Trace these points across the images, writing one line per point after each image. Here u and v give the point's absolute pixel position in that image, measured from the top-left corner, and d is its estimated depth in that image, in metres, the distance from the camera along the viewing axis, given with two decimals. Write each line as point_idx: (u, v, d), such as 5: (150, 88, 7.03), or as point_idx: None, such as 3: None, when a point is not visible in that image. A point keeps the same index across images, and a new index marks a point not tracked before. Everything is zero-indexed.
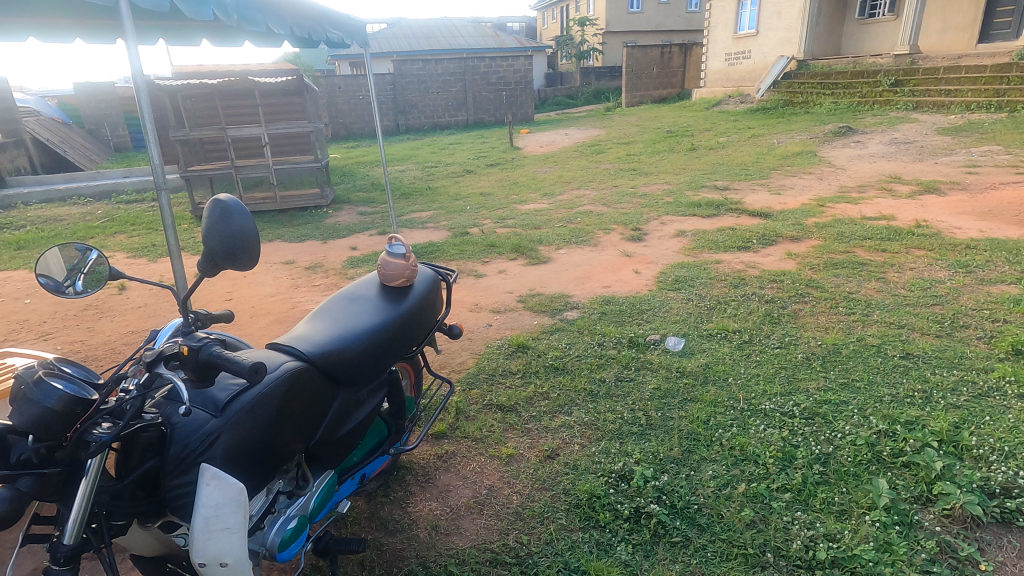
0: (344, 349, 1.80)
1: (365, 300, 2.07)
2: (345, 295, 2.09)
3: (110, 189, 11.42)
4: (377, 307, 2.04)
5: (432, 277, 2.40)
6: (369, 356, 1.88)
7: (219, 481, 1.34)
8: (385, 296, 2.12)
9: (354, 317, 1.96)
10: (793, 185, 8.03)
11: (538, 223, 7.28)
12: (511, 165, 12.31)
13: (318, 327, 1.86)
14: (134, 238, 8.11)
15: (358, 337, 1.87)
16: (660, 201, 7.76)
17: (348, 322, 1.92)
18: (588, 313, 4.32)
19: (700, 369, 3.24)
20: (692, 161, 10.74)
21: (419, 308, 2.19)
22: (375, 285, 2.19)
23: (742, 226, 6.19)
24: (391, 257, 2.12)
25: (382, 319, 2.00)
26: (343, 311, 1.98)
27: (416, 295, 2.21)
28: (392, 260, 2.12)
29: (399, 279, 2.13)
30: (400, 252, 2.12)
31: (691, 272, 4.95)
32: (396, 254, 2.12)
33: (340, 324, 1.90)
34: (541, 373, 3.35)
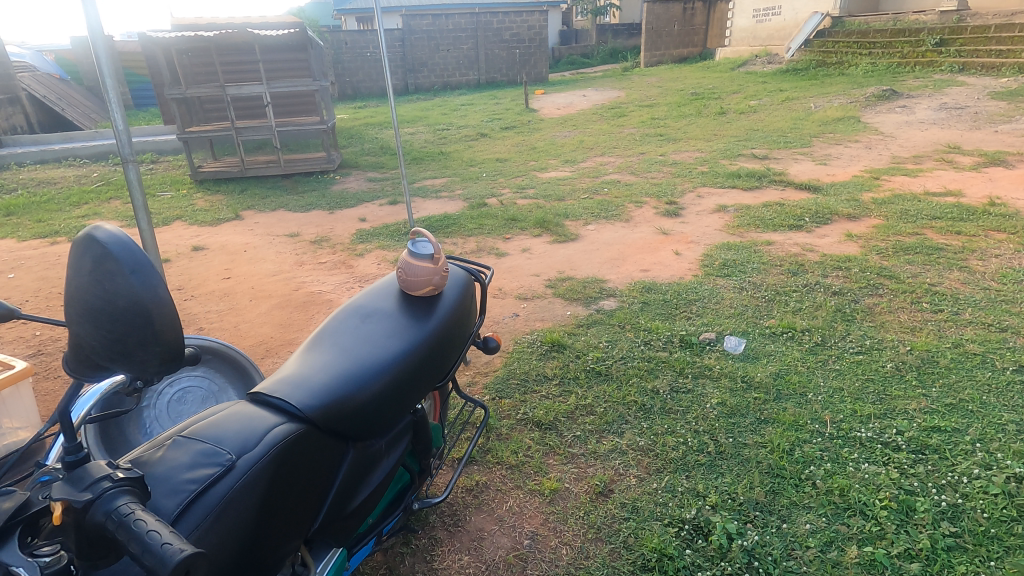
0: (354, 391, 1.33)
1: (380, 315, 1.59)
2: (355, 308, 1.61)
3: (107, 150, 10.89)
4: (397, 326, 1.56)
5: (466, 280, 1.90)
6: (388, 396, 1.41)
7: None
8: (408, 309, 1.64)
9: (367, 342, 1.48)
10: (839, 154, 7.35)
11: (562, 193, 6.69)
12: (527, 128, 11.60)
13: (318, 359, 1.40)
14: (130, 204, 7.61)
15: (373, 372, 1.40)
16: (694, 171, 7.13)
17: (359, 350, 1.45)
18: (628, 303, 3.82)
19: (771, 381, 2.75)
20: (724, 126, 10.00)
21: (451, 324, 1.70)
22: (395, 292, 1.70)
23: (790, 201, 5.61)
24: (415, 259, 1.63)
25: (404, 342, 1.53)
26: (351, 333, 1.51)
27: (448, 306, 1.72)
28: (416, 263, 1.63)
29: (426, 287, 1.65)
30: (428, 254, 1.63)
31: (741, 256, 4.40)
32: (422, 254, 1.63)
33: (348, 354, 1.42)
34: (582, 381, 2.88)
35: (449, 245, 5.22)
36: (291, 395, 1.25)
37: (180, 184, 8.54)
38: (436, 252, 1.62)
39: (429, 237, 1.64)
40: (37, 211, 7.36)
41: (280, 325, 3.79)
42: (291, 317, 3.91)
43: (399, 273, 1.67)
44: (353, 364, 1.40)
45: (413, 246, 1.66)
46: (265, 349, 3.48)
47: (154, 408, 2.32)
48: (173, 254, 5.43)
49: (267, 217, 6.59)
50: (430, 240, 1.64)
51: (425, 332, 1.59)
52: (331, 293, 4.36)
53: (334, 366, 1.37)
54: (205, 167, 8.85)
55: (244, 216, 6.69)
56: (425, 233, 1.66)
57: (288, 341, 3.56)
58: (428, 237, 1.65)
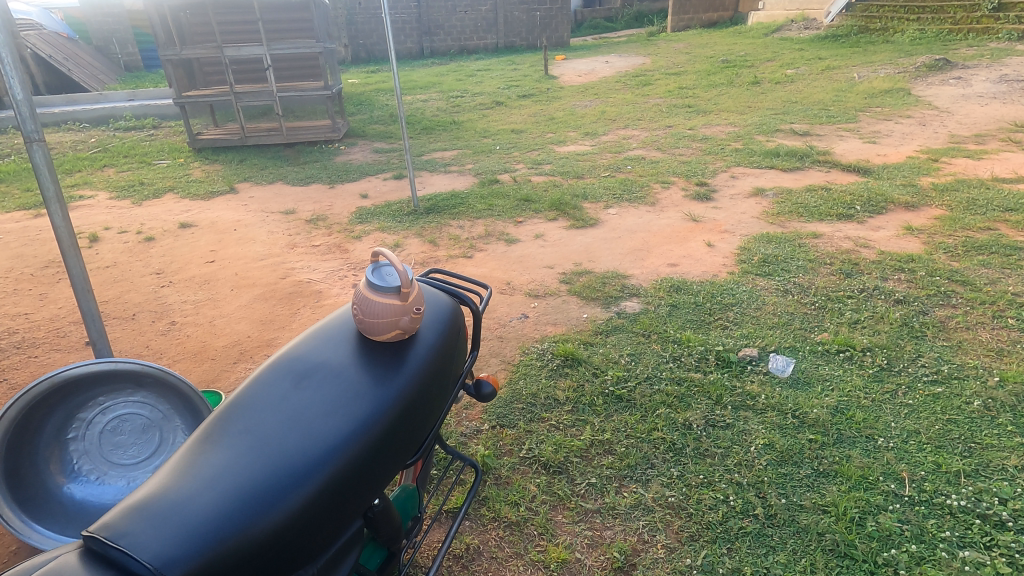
0: (252, 521, 0.95)
1: (319, 378, 1.15)
2: (288, 361, 1.19)
3: (107, 114, 10.46)
4: (339, 399, 1.11)
5: (450, 312, 1.43)
6: (310, 518, 1.00)
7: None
8: (363, 365, 1.18)
9: (288, 430, 1.05)
10: (890, 132, 6.65)
11: (580, 170, 6.12)
12: (546, 97, 10.90)
13: (213, 463, 1.00)
14: (124, 173, 7.20)
15: (285, 487, 0.99)
16: (727, 148, 6.49)
17: (273, 445, 1.03)
18: (653, 307, 3.33)
19: (829, 417, 2.27)
20: (758, 97, 9.23)
21: (428, 380, 1.25)
22: (350, 335, 1.25)
23: (837, 185, 5.02)
24: (374, 293, 1.17)
25: (345, 426, 1.08)
26: (270, 411, 1.08)
27: (422, 356, 1.25)
28: (374, 299, 1.17)
29: (392, 330, 1.18)
30: (391, 285, 1.17)
31: (783, 251, 3.87)
32: (383, 286, 1.17)
33: (256, 454, 1.02)
34: (600, 408, 2.44)
35: (454, 228, 4.74)
36: (152, 540, 0.88)
37: (178, 152, 8.10)
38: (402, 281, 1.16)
39: (394, 259, 1.19)
40: (28, 180, 6.99)
41: (261, 321, 3.38)
42: (273, 312, 3.49)
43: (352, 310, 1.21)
44: (258, 474, 0.99)
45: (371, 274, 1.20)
46: (239, 350, 3.08)
47: (81, 441, 1.92)
48: (158, 232, 5.02)
49: (264, 191, 6.15)
50: (394, 262, 1.19)
51: (380, 405, 1.13)
52: (321, 282, 3.93)
53: (228, 481, 0.97)
54: (204, 134, 8.39)
55: (239, 189, 6.25)
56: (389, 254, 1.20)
57: (266, 342, 3.14)
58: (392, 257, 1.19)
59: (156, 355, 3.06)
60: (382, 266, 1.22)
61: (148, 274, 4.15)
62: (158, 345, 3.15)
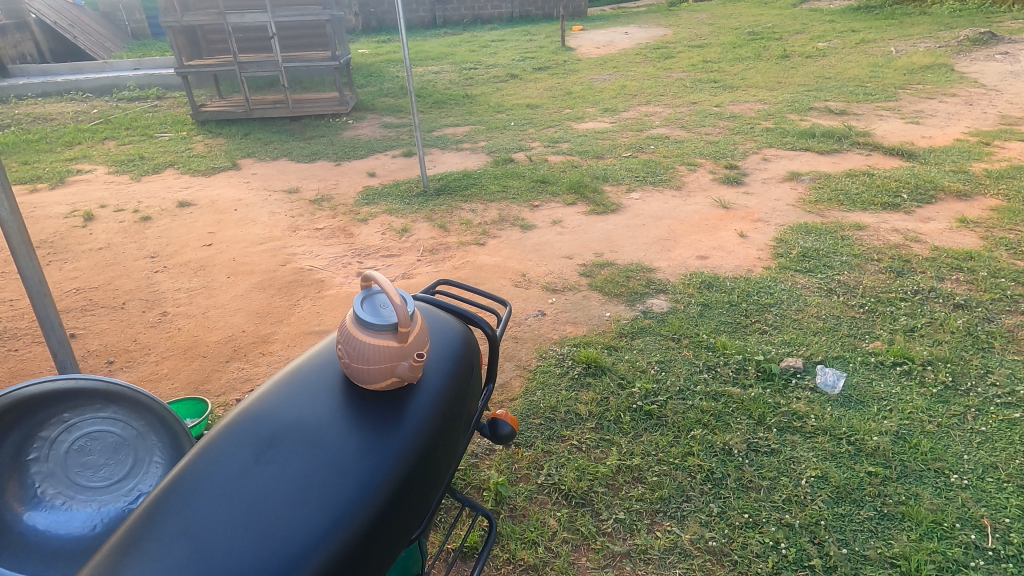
0: None
1: (290, 446, 0.96)
2: (254, 422, 1.00)
3: (111, 83, 10.15)
4: (314, 475, 0.92)
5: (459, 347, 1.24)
6: None
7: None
8: (348, 428, 1.00)
9: (246, 519, 0.86)
10: (934, 112, 6.19)
11: (600, 150, 5.76)
12: (562, 70, 10.41)
13: (147, 567, 0.80)
14: (125, 147, 6.92)
15: None
16: (757, 127, 6.09)
17: (228, 541, 0.84)
18: (683, 305, 3.05)
19: (891, 446, 2.01)
20: (789, 72, 8.71)
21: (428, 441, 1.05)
22: (335, 387, 1.07)
23: (880, 170, 4.64)
24: (365, 333, 0.99)
25: (320, 512, 0.89)
26: (224, 493, 0.89)
27: (422, 411, 1.06)
28: (365, 340, 0.99)
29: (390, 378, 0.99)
30: (384, 324, 0.98)
31: (825, 244, 3.54)
32: (375, 326, 0.98)
33: (205, 555, 0.82)
34: (628, 426, 2.19)
35: (467, 212, 4.46)
36: None
37: (181, 125, 7.80)
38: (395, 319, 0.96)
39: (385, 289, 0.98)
40: (26, 152, 6.74)
41: (258, 313, 3.14)
42: (270, 303, 3.24)
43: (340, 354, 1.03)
44: None
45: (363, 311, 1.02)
46: (233, 347, 2.84)
47: (44, 463, 1.63)
48: (155, 212, 4.77)
49: (267, 167, 5.87)
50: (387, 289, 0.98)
51: (366, 482, 0.94)
52: (323, 270, 3.67)
53: None
54: (208, 105, 8.07)
55: (242, 165, 5.97)
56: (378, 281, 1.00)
57: (262, 337, 2.91)
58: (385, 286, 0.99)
59: (143, 351, 2.83)
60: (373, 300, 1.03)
61: (141, 257, 3.91)
62: (146, 339, 2.92)
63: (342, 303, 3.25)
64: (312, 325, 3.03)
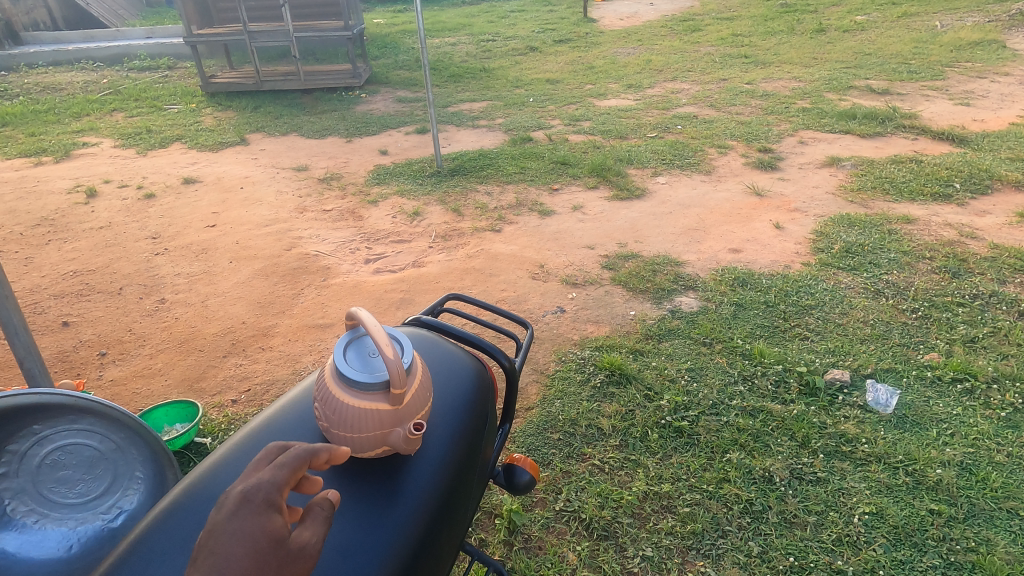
0: None
1: None
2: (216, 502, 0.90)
3: (122, 53, 9.92)
4: None
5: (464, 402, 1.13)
6: None
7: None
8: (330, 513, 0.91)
9: None
10: (985, 92, 5.77)
11: (624, 129, 5.44)
12: (584, 42, 9.97)
13: None
14: (133, 119, 6.74)
15: None
16: (793, 106, 5.72)
17: None
18: (714, 304, 2.81)
19: (956, 480, 1.78)
20: (826, 47, 8.21)
21: (418, 527, 0.95)
22: None
23: (928, 156, 4.30)
24: (354, 396, 0.90)
25: None
26: None
27: (424, 483, 0.99)
28: (355, 404, 0.90)
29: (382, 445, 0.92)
30: (378, 387, 0.90)
31: (870, 238, 3.25)
32: (368, 389, 0.90)
33: None
34: (655, 445, 1.99)
35: (482, 195, 4.22)
36: None
37: (191, 97, 7.58)
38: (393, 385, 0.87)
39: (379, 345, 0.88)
40: (33, 123, 6.59)
41: (260, 303, 2.97)
42: (273, 292, 3.07)
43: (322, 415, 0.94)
44: None
45: (352, 368, 0.92)
46: (231, 340, 2.67)
47: (14, 478, 1.38)
48: (160, 189, 4.59)
49: (277, 143, 5.65)
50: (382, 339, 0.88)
51: None
52: (330, 256, 3.48)
53: None
54: (218, 77, 7.83)
55: (250, 141, 5.76)
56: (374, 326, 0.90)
57: (262, 331, 2.73)
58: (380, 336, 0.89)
59: (137, 342, 2.67)
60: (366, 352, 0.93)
61: (143, 238, 3.75)
62: (142, 330, 2.75)
63: (348, 294, 3.07)
64: (316, 317, 2.85)
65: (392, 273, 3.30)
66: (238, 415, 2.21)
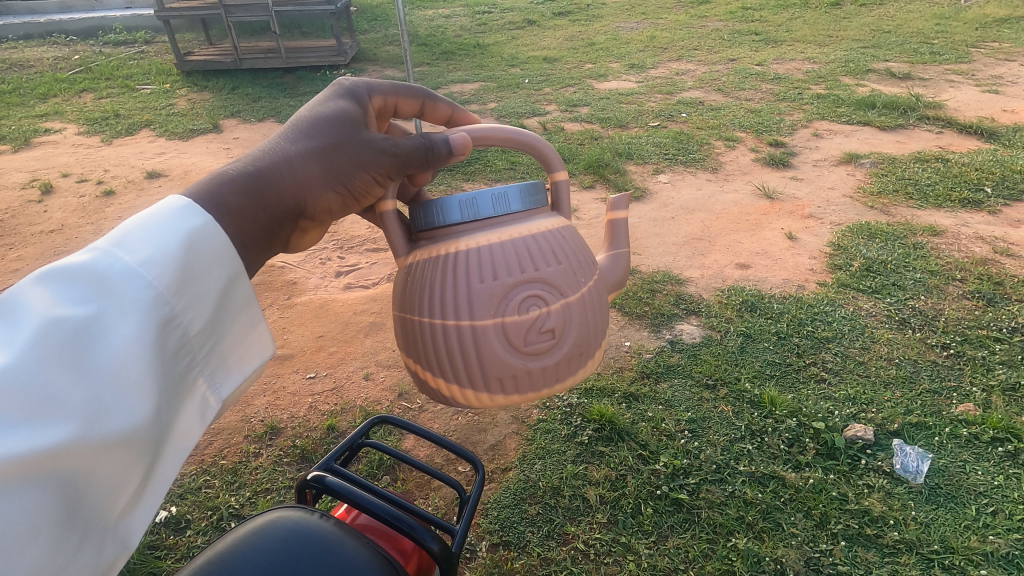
0: None
1: None
2: None
3: (97, 25, 9.38)
4: None
5: None
6: None
7: (138, 237, 0.72)
8: None
9: None
10: (1015, 78, 5.43)
11: (624, 117, 5.05)
12: (585, 15, 9.42)
13: None
14: (102, 101, 6.33)
15: None
16: (807, 93, 5.32)
17: None
18: (720, 334, 2.50)
19: None
20: (842, 23, 7.71)
21: None
22: None
23: (954, 154, 3.95)
24: (520, 209, 1.11)
25: None
26: None
27: None
28: (537, 220, 1.12)
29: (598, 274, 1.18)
30: (531, 191, 1.12)
31: (892, 253, 2.93)
32: (532, 188, 1.12)
33: None
34: (650, 524, 1.72)
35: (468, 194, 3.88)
36: None
37: (165, 76, 7.14)
38: (559, 161, 1.16)
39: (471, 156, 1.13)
40: None
41: None
42: None
43: (521, 272, 1.05)
44: None
45: (483, 201, 1.08)
46: None
47: None
48: (120, 183, 4.25)
49: (252, 131, 5.28)
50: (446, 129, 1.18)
51: None
52: (298, 269, 3.17)
53: None
54: (194, 53, 7.37)
55: (223, 127, 5.38)
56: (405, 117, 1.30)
57: None
58: (424, 97, 1.28)
59: None
60: (429, 157, 1.09)
61: None
62: None
63: (314, 317, 2.78)
64: (275, 348, 2.57)
65: (364, 289, 2.99)
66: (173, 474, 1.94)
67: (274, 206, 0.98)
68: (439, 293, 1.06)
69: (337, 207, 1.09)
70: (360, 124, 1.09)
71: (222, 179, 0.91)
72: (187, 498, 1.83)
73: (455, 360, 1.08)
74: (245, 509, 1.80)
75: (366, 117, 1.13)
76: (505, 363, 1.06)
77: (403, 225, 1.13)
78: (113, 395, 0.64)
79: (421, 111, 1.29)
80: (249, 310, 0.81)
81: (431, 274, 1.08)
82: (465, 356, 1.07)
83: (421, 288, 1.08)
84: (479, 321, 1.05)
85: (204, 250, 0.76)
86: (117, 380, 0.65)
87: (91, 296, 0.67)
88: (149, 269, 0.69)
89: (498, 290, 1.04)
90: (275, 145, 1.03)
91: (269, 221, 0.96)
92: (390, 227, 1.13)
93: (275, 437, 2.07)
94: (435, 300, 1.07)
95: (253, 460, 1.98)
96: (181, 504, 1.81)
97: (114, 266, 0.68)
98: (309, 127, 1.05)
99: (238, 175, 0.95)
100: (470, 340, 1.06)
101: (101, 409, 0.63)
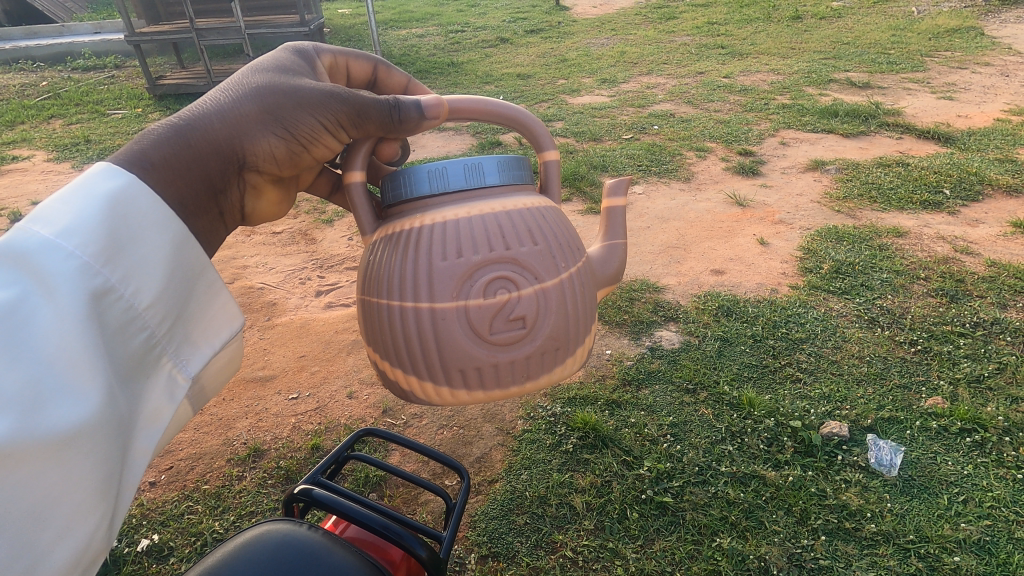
0: None
1: None
2: None
3: (65, 51, 9.25)
4: None
5: None
6: None
7: (56, 209, 0.70)
8: None
9: None
10: (967, 85, 5.69)
11: (598, 131, 5.15)
12: (557, 32, 9.62)
13: None
14: (72, 127, 6.24)
15: None
16: (772, 103, 5.50)
17: None
18: (698, 339, 2.55)
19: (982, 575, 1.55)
20: (803, 36, 7.99)
21: None
22: None
23: (914, 158, 4.12)
24: (497, 183, 1.14)
25: None
26: None
27: None
28: (515, 196, 1.15)
29: (582, 264, 1.20)
30: (506, 164, 1.16)
31: (859, 255, 3.03)
32: (513, 162, 1.17)
33: None
34: (636, 529, 1.74)
35: None
36: None
37: (137, 100, 7.07)
38: (548, 137, 1.21)
39: (441, 121, 1.16)
40: None
41: None
42: None
43: (489, 252, 1.07)
44: None
45: (456, 172, 1.11)
46: None
47: None
48: None
49: None
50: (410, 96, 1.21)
51: None
52: (277, 290, 3.18)
53: None
54: (166, 78, 7.34)
55: None
56: (360, 86, 1.37)
57: None
58: (377, 63, 1.34)
59: None
60: (393, 115, 1.10)
61: None
62: None
63: (294, 337, 2.77)
64: (255, 370, 2.55)
65: (345, 307, 2.99)
66: (154, 502, 1.90)
67: (209, 151, 0.97)
68: (400, 271, 1.09)
69: (285, 155, 1.08)
70: (297, 72, 1.12)
71: (153, 140, 0.90)
72: (169, 525, 1.80)
73: (414, 347, 1.10)
74: (230, 534, 1.78)
75: (313, 66, 1.20)
76: (467, 353, 1.08)
77: (360, 204, 1.17)
78: (56, 379, 0.63)
79: (373, 77, 1.36)
80: (203, 278, 0.82)
81: (393, 255, 1.11)
82: (412, 339, 1.10)
83: (389, 266, 1.11)
84: (438, 311, 1.07)
85: (135, 213, 0.76)
86: (59, 363, 0.63)
87: (16, 281, 0.65)
88: (70, 239, 0.68)
89: (462, 270, 1.06)
90: (211, 94, 1.04)
91: (207, 170, 0.96)
92: (358, 202, 1.17)
93: (258, 459, 2.05)
94: (395, 281, 1.10)
95: (237, 483, 1.95)
96: (163, 532, 1.78)
97: (32, 242, 0.66)
98: (240, 78, 1.06)
99: (169, 124, 0.95)
100: (430, 326, 1.08)
101: (44, 396, 0.62)
